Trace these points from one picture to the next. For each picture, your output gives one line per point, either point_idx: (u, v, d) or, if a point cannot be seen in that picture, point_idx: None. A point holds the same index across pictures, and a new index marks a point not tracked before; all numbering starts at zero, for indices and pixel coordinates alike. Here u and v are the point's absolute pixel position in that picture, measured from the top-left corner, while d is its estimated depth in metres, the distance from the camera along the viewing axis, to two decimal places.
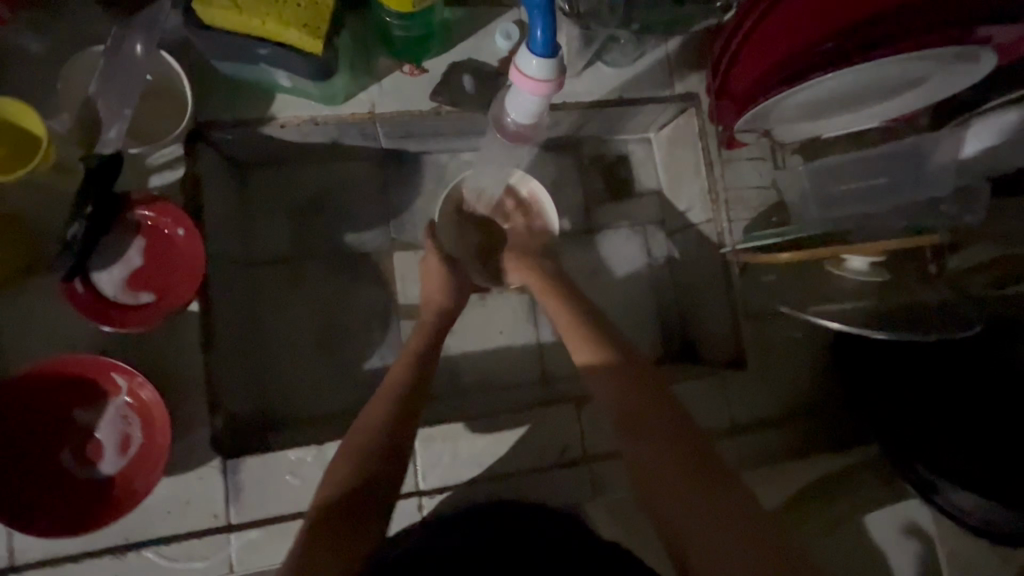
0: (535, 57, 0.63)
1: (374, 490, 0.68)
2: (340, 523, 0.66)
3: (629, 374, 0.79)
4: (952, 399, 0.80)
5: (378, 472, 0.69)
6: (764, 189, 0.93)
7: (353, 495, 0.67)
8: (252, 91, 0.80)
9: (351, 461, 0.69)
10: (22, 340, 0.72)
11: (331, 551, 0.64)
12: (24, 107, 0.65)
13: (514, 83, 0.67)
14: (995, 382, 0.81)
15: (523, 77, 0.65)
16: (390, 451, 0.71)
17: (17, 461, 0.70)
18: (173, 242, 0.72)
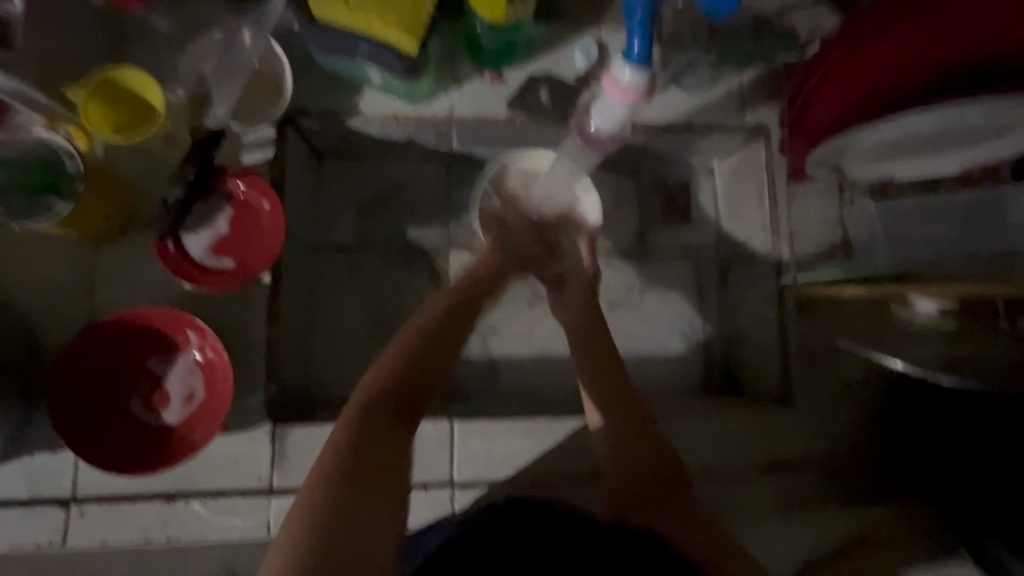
0: (628, 67, 0.67)
1: (404, 394, 0.68)
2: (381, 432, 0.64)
3: (619, 389, 0.79)
4: (1016, 458, 0.73)
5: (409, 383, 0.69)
6: (826, 229, 0.95)
7: (387, 410, 0.66)
8: (344, 85, 0.86)
9: (394, 367, 0.69)
10: (111, 290, 0.78)
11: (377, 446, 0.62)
12: (148, 78, 0.71)
13: (608, 93, 0.70)
14: None
15: (612, 84, 0.69)
16: (426, 367, 0.71)
17: (91, 399, 0.75)
18: (257, 215, 0.77)
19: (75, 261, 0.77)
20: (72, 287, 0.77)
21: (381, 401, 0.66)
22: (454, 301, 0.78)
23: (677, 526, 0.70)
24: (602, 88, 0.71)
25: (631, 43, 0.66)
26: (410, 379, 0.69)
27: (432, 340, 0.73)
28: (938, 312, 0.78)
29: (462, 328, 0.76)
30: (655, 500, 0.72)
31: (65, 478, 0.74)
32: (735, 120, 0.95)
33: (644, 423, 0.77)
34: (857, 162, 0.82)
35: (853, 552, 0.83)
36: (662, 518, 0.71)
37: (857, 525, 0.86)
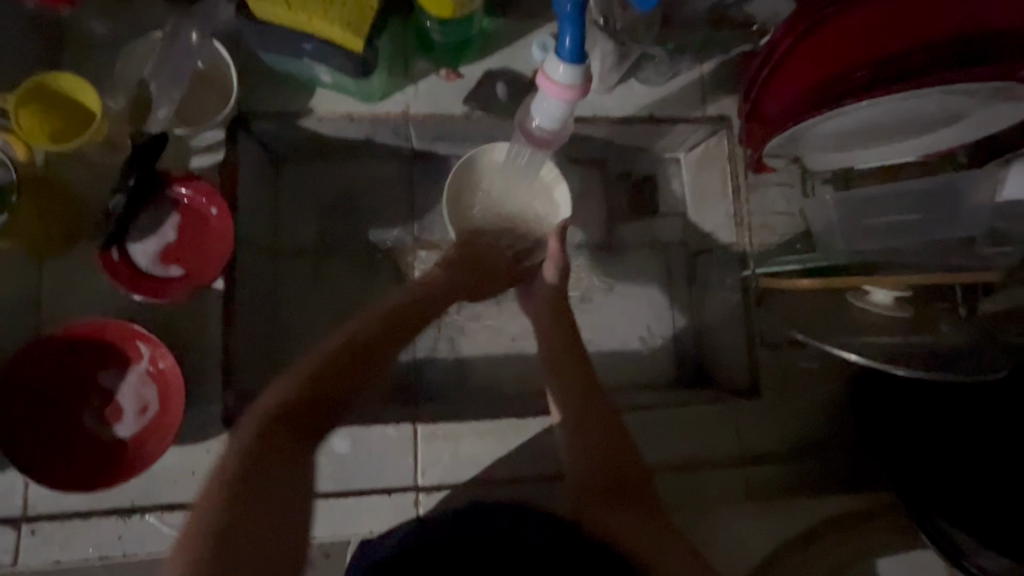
0: (562, 64, 0.65)
1: (308, 409, 0.70)
2: (282, 451, 0.66)
3: (582, 373, 0.82)
4: (960, 448, 0.77)
5: (315, 398, 0.71)
6: (788, 217, 0.95)
7: (282, 425, 0.67)
8: (294, 84, 0.84)
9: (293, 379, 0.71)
10: (58, 302, 0.76)
11: (272, 471, 0.64)
12: (82, 82, 0.69)
13: (540, 88, 0.68)
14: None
15: (547, 81, 0.67)
16: (349, 384, 0.74)
17: (37, 414, 0.72)
18: (205, 221, 0.75)
19: (17, 273, 0.75)
20: (15, 300, 0.75)
21: (276, 418, 0.67)
22: (379, 324, 0.79)
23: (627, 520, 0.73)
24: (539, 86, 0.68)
25: (562, 40, 0.65)
26: (331, 382, 0.72)
27: (350, 358, 0.75)
28: (892, 300, 0.79)
29: (382, 352, 0.78)
30: (607, 498, 0.74)
31: (14, 496, 0.72)
32: (696, 111, 0.94)
33: (604, 421, 0.79)
34: (816, 152, 0.82)
35: (812, 542, 0.85)
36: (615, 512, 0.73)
37: (817, 514, 0.86)
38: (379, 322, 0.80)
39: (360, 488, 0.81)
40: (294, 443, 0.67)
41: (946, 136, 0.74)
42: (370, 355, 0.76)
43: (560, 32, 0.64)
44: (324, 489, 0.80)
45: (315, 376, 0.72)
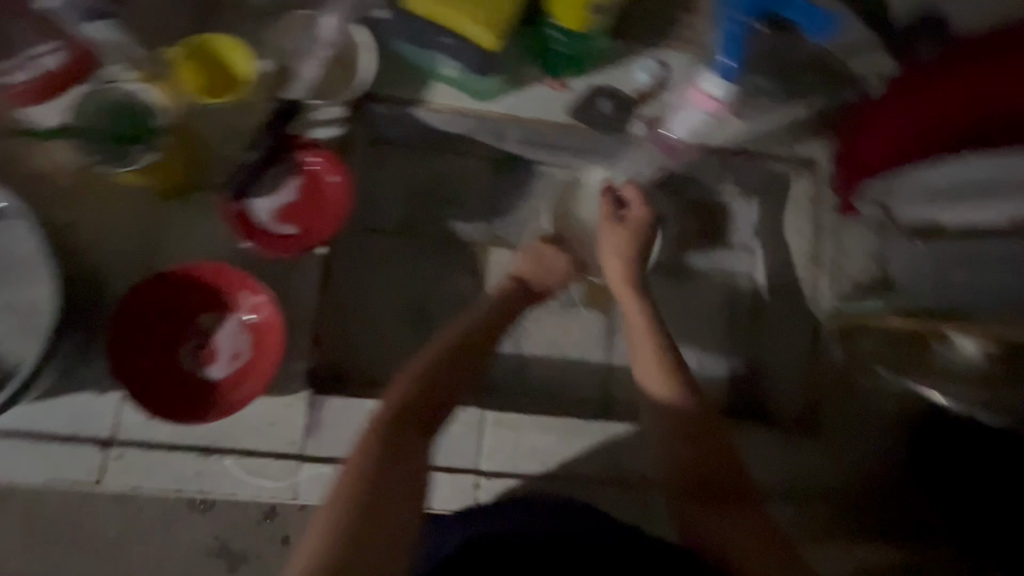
0: (715, 79, 0.80)
1: (426, 408, 0.74)
2: (400, 448, 0.69)
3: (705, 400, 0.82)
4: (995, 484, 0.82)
5: (435, 399, 0.75)
6: (865, 263, 0.96)
7: (405, 422, 0.71)
8: (414, 74, 0.90)
9: (416, 381, 0.75)
10: (173, 244, 0.80)
11: (397, 455, 0.68)
12: (237, 44, 0.75)
13: (690, 100, 0.83)
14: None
15: (699, 94, 0.82)
16: (428, 410, 0.73)
17: (141, 342, 0.77)
18: (324, 187, 0.80)
19: (141, 211, 0.80)
20: (135, 236, 0.80)
21: (399, 419, 0.71)
22: (473, 328, 0.82)
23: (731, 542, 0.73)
24: (686, 98, 0.85)
25: (722, 57, 0.79)
26: (427, 398, 0.74)
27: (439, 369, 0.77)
28: (981, 354, 0.78)
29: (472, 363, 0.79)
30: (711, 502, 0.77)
31: (106, 419, 0.76)
32: (787, 149, 0.96)
33: (716, 435, 0.80)
34: (906, 202, 0.83)
35: None
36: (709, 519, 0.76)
37: (883, 559, 0.86)
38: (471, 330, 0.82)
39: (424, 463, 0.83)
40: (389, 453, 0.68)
41: None
42: (454, 376, 0.77)
43: (721, 51, 0.79)
44: None
45: (421, 378, 0.75)
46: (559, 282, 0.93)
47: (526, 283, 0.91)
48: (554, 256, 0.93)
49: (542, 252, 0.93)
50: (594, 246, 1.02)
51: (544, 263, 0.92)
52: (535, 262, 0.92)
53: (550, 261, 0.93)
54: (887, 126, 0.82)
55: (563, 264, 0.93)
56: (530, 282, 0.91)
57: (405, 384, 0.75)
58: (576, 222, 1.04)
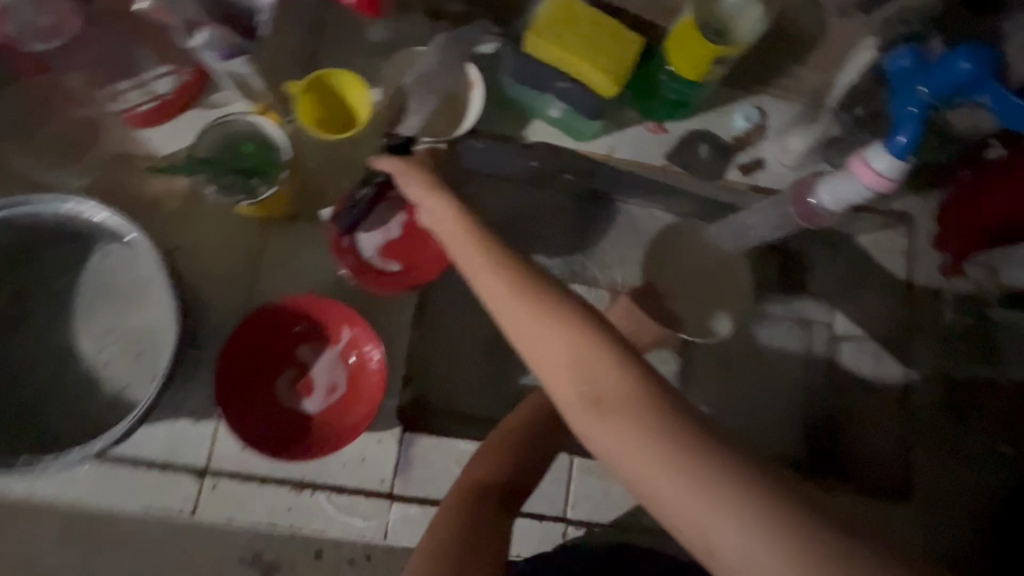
0: (885, 155, 0.64)
1: (519, 477, 0.66)
2: (490, 516, 0.60)
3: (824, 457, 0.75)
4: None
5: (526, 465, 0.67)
6: (958, 319, 0.96)
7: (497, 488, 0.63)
8: (515, 111, 0.90)
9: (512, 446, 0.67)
10: (273, 274, 0.80)
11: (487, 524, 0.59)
12: (359, 81, 0.75)
13: (850, 170, 0.67)
14: None
15: (862, 167, 0.66)
16: (519, 477, 0.66)
17: (246, 373, 0.77)
18: (429, 224, 0.79)
19: (244, 240, 0.80)
20: (236, 263, 0.79)
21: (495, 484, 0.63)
22: (557, 405, 0.70)
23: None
24: (845, 165, 0.68)
25: (896, 133, 0.64)
26: (521, 465, 0.66)
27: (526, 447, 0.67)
28: None
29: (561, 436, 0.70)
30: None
31: (202, 449, 0.75)
32: (882, 203, 0.95)
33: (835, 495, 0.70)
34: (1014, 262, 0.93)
35: None
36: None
37: None
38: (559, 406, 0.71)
39: None
40: (481, 519, 0.59)
41: None
42: (544, 454, 0.68)
43: (899, 126, 0.64)
44: None
45: (508, 454, 0.66)
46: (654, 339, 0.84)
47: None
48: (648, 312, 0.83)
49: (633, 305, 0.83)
50: (692, 303, 0.90)
51: (637, 317, 0.83)
52: (626, 315, 0.83)
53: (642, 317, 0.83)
54: (1011, 195, 0.79)
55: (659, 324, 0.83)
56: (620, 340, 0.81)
57: (502, 444, 0.67)
58: (670, 275, 0.91)
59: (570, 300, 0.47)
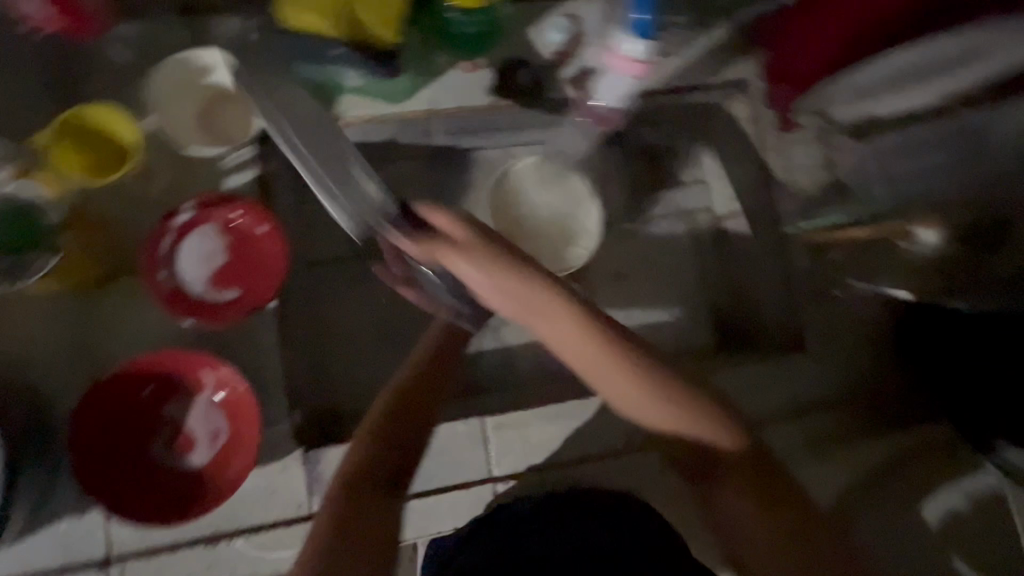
0: (631, 41, 0.71)
1: (387, 471, 0.63)
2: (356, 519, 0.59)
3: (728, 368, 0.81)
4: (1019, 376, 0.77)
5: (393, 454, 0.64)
6: (818, 172, 0.97)
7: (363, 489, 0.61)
8: (318, 91, 0.84)
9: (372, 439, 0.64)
10: (110, 340, 0.74)
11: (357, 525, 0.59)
12: (115, 111, 0.68)
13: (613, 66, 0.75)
14: None
15: (620, 59, 0.74)
16: (390, 466, 0.63)
17: (108, 450, 0.71)
18: (253, 239, 0.74)
19: (66, 314, 0.74)
20: (66, 341, 0.73)
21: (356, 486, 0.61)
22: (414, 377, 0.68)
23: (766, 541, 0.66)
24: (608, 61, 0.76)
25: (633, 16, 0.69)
26: (385, 455, 0.64)
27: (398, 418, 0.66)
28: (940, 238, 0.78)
29: (437, 395, 0.69)
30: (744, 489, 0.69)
31: (98, 536, 0.72)
32: (713, 78, 0.95)
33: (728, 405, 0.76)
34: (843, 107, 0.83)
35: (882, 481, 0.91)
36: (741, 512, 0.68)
37: (884, 451, 0.92)
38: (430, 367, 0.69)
39: (438, 486, 0.81)
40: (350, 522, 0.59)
41: None
42: (409, 436, 0.65)
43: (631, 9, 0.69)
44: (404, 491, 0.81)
45: (381, 436, 0.65)
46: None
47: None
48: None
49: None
50: (542, 243, 0.89)
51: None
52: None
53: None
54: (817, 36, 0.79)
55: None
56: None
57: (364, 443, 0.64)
58: (516, 216, 0.89)
59: (427, 306, 0.69)
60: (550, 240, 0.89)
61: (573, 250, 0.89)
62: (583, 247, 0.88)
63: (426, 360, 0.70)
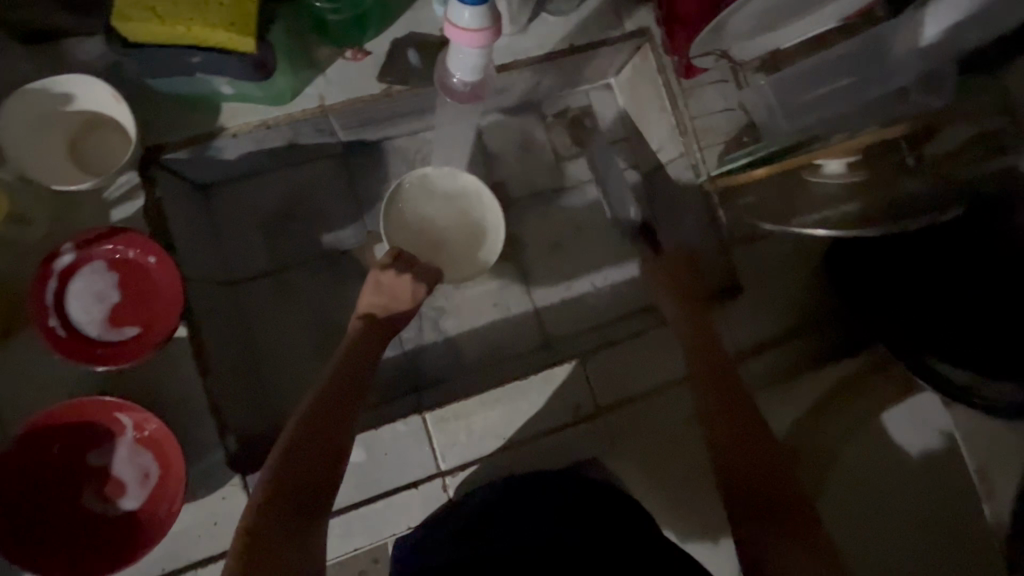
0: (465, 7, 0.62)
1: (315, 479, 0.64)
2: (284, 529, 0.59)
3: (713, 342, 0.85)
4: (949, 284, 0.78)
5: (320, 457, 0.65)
6: (730, 113, 0.91)
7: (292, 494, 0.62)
8: (196, 104, 0.79)
9: (295, 447, 0.64)
10: (18, 397, 0.72)
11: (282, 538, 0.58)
12: None
13: (452, 39, 0.65)
14: (994, 266, 0.76)
15: (457, 30, 0.64)
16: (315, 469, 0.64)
17: (31, 513, 0.69)
18: (146, 270, 0.71)
19: None
20: None
21: (282, 493, 0.61)
22: (333, 388, 0.71)
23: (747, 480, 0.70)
24: (448, 35, 0.66)
25: None
26: (307, 464, 0.64)
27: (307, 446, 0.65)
28: (846, 168, 0.75)
29: (345, 413, 0.69)
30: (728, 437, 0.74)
31: None
32: (615, 30, 0.92)
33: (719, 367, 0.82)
34: (738, 42, 0.83)
35: (834, 409, 0.90)
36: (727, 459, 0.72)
37: (835, 379, 0.91)
38: (336, 388, 0.71)
39: (386, 489, 0.81)
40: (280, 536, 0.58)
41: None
42: (332, 443, 0.66)
43: None
44: (352, 499, 0.81)
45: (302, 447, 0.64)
46: (414, 305, 0.83)
47: (372, 315, 0.81)
48: (395, 280, 0.82)
49: (380, 277, 0.82)
50: (450, 251, 0.93)
51: (387, 288, 0.82)
52: (374, 291, 0.82)
53: (392, 286, 0.82)
54: None
55: (412, 289, 0.82)
56: (376, 315, 0.81)
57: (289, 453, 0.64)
58: (421, 224, 0.92)
59: (355, 328, 0.79)
60: (459, 248, 0.93)
61: (483, 250, 0.93)
62: (489, 250, 0.93)
63: (335, 382, 0.72)
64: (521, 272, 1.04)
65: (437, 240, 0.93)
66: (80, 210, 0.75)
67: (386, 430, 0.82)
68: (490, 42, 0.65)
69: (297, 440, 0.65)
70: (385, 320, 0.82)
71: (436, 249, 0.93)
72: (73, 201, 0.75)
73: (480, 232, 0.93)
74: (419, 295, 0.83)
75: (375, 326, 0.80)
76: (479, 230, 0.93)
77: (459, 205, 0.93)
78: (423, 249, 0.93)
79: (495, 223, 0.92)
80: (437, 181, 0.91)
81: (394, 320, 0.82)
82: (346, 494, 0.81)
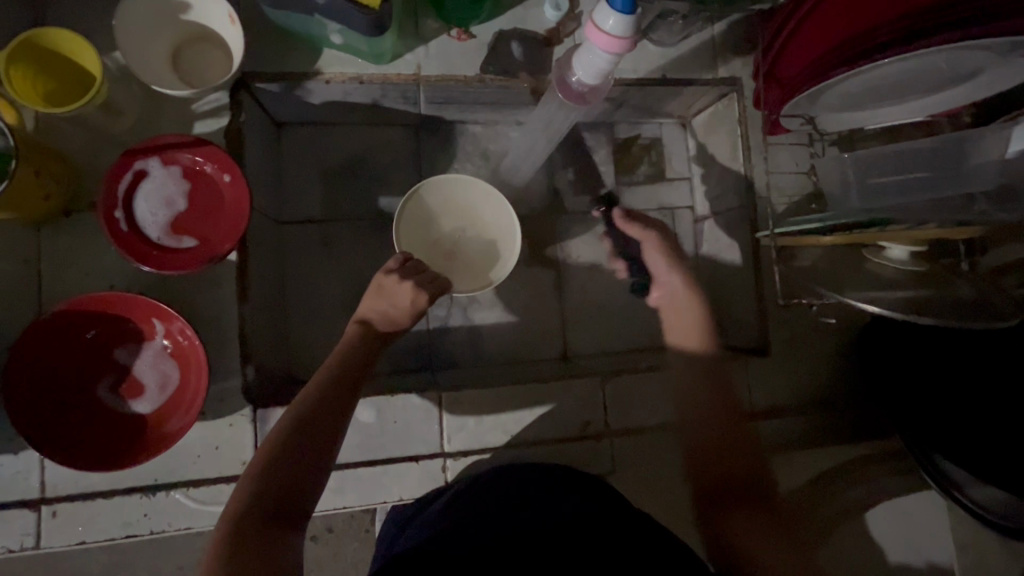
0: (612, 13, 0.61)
1: (302, 449, 0.58)
2: (282, 488, 0.56)
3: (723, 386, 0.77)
4: (965, 389, 0.81)
5: (310, 428, 0.59)
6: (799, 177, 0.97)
7: (280, 455, 0.57)
8: (302, 44, 0.81)
9: (291, 414, 0.60)
10: (63, 277, 0.74)
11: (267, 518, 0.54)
12: (79, 38, 0.65)
13: (588, 37, 0.64)
14: (1006, 377, 0.80)
15: (597, 33, 0.62)
16: (310, 440, 0.59)
17: (43, 389, 0.69)
18: (218, 186, 0.72)
19: (18, 246, 0.73)
20: (17, 274, 0.73)
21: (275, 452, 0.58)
22: (346, 359, 0.66)
23: (755, 530, 0.65)
24: (586, 33, 0.64)
25: None
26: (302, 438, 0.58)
27: (292, 448, 0.58)
28: (909, 257, 0.79)
29: (343, 408, 0.62)
30: (731, 491, 0.69)
31: (32, 474, 0.70)
32: (707, 73, 0.95)
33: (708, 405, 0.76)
34: (826, 112, 0.85)
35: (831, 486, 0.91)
36: (742, 519, 0.66)
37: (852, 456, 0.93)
38: (344, 372, 0.65)
39: (387, 456, 0.82)
40: (278, 496, 0.56)
41: (952, 98, 0.78)
42: (334, 426, 0.61)
43: None
44: (353, 458, 0.81)
45: (310, 416, 0.60)
46: (413, 315, 0.71)
47: (370, 322, 0.71)
48: (397, 284, 0.71)
49: (383, 280, 0.72)
50: (464, 264, 0.88)
51: (387, 292, 0.71)
52: (374, 294, 0.72)
53: (394, 291, 0.72)
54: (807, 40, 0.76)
55: (413, 296, 0.71)
56: (375, 323, 0.71)
57: (286, 426, 0.59)
58: (440, 234, 0.88)
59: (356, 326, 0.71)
60: (473, 262, 0.88)
61: (496, 270, 0.87)
62: (500, 270, 0.86)
63: (346, 363, 0.66)
64: (559, 283, 1.05)
65: (453, 250, 0.88)
66: (167, 116, 0.77)
67: (395, 399, 0.83)
68: (622, 53, 0.64)
69: (296, 416, 0.60)
70: (388, 330, 0.72)
71: (452, 260, 0.88)
72: (161, 105, 0.77)
73: (493, 246, 0.88)
74: (419, 303, 0.71)
75: (375, 334, 0.71)
76: (498, 249, 0.88)
77: (477, 217, 0.89)
78: (436, 257, 0.88)
79: (514, 243, 0.86)
80: (452, 195, 0.88)
81: (396, 332, 0.72)
82: (347, 451, 0.81)
